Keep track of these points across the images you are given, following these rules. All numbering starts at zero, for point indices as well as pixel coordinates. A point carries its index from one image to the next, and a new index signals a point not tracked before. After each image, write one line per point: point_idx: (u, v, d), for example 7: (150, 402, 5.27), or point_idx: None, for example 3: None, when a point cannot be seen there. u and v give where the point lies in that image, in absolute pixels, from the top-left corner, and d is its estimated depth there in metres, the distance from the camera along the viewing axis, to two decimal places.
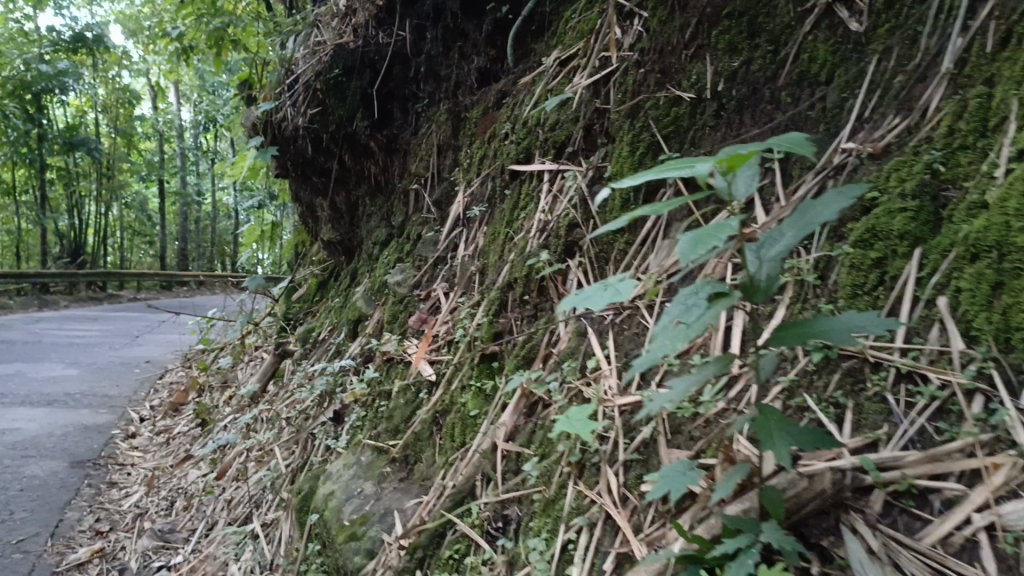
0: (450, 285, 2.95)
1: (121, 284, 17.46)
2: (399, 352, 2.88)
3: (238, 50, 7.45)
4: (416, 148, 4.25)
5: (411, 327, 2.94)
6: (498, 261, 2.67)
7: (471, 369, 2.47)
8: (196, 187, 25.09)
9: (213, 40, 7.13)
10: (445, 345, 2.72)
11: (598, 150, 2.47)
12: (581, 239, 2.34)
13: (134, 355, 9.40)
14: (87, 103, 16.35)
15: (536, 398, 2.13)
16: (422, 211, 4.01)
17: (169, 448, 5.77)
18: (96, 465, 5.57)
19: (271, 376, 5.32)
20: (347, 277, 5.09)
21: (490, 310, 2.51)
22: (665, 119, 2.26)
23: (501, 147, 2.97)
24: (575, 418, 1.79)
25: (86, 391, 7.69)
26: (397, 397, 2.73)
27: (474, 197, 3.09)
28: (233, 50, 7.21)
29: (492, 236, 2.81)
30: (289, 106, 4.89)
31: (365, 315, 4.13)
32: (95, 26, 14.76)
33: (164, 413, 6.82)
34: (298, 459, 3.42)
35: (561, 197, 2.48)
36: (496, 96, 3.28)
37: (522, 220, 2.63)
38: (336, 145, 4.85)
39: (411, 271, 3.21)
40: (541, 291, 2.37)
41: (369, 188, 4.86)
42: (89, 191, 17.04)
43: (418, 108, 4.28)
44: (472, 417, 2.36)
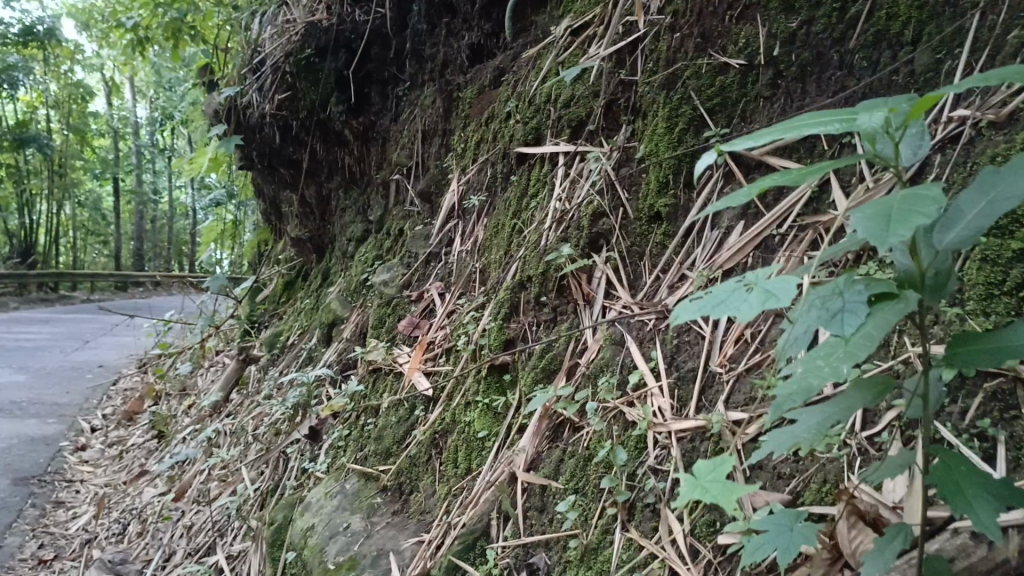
0: (446, 285, 2.59)
1: (74, 285, 16.73)
2: (388, 361, 2.52)
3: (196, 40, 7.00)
4: (397, 135, 3.88)
5: (401, 333, 2.58)
6: (505, 258, 2.32)
7: (477, 383, 2.13)
8: (151, 186, 24.32)
9: (169, 30, 6.68)
10: (442, 352, 2.36)
11: (623, 127, 2.15)
12: (609, 231, 2.00)
13: (86, 360, 8.88)
14: (37, 98, 15.60)
15: (563, 419, 1.79)
16: (407, 203, 3.66)
17: (122, 462, 5.31)
18: (41, 482, 5.09)
19: (234, 384, 4.91)
20: (318, 277, 4.70)
21: (499, 313, 2.16)
22: (709, 90, 1.93)
23: (504, 129, 2.64)
24: (707, 479, 1.13)
25: (33, 398, 7.17)
26: (386, 413, 2.37)
27: (471, 186, 2.75)
28: (193, 38, 6.78)
29: (496, 229, 2.47)
30: (254, 91, 4.51)
31: (341, 318, 3.76)
32: (47, 18, 14.07)
33: (117, 424, 6.35)
34: (269, 482, 3.03)
35: (580, 182, 2.15)
36: (494, 73, 2.93)
37: (533, 210, 2.30)
38: (307, 133, 4.46)
39: (399, 270, 2.84)
40: (560, 291, 2.03)
41: (343, 180, 4.47)
42: (40, 189, 16.30)
43: (399, 91, 3.92)
44: (479, 439, 2.02)
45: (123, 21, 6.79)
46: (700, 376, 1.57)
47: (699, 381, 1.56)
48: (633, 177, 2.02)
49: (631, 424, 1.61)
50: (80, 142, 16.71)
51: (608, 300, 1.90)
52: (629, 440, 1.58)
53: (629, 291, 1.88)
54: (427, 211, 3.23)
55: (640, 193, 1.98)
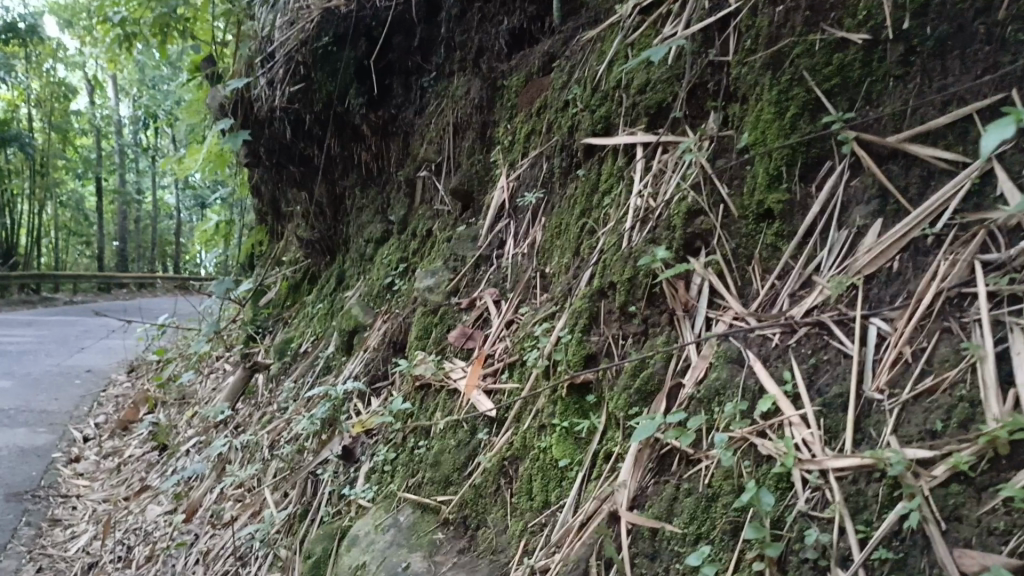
0: (500, 291, 2.36)
1: (56, 286, 16.28)
2: (438, 377, 2.28)
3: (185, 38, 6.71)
4: (422, 129, 3.69)
5: (451, 346, 2.34)
6: (575, 262, 2.09)
7: (553, 404, 1.89)
8: (135, 186, 23.86)
9: (158, 27, 6.38)
10: (504, 367, 2.13)
11: (712, 113, 1.92)
12: (708, 231, 1.76)
13: (75, 365, 8.54)
14: (19, 96, 15.16)
15: (671, 449, 1.55)
16: (436, 204, 3.47)
17: (121, 476, 5.02)
18: (36, 498, 4.79)
19: (240, 393, 4.64)
20: (331, 279, 4.45)
21: (574, 325, 1.93)
22: (825, 68, 1.68)
23: (562, 119, 2.42)
24: None
25: (22, 406, 6.84)
26: (443, 435, 2.13)
27: (523, 182, 2.53)
28: (183, 32, 6.49)
29: (561, 230, 2.24)
30: (263, 84, 4.29)
31: (364, 325, 3.52)
32: (30, 16, 13.69)
33: (112, 433, 6.05)
34: (297, 506, 2.77)
35: (667, 175, 1.91)
36: (543, 59, 2.68)
37: (606, 208, 2.06)
38: (320, 127, 4.23)
39: (441, 273, 2.58)
40: (652, 300, 1.79)
41: (360, 177, 4.25)
42: (21, 189, 15.83)
43: (423, 82, 3.75)
44: (560, 469, 1.80)
45: (109, 16, 6.47)
46: (853, 405, 1.33)
47: (852, 411, 1.32)
48: (734, 170, 1.78)
49: (765, 459, 1.37)
50: (63, 141, 16.26)
51: (713, 310, 1.67)
52: (766, 478, 1.34)
53: (739, 301, 1.64)
54: (463, 210, 3.00)
55: (744, 186, 1.74)
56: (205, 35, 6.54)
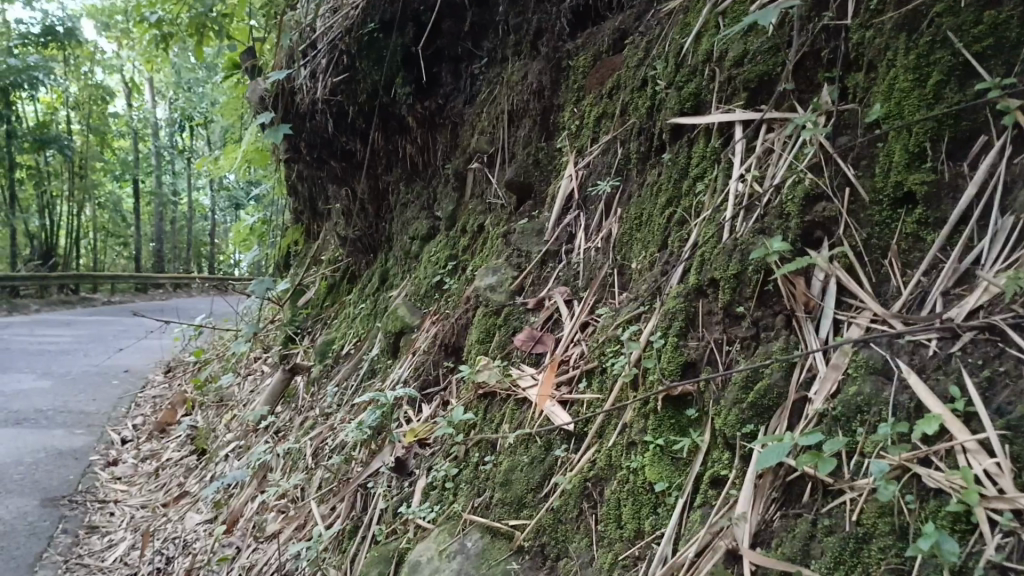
0: (573, 290, 2.12)
1: (95, 287, 16.32)
2: (505, 385, 2.05)
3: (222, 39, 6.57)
4: (473, 118, 3.47)
5: (518, 350, 2.10)
6: (664, 257, 1.84)
7: (644, 418, 1.65)
8: (171, 187, 23.97)
9: (194, 26, 6.23)
10: (581, 375, 1.89)
11: (826, 85, 1.67)
12: (832, 219, 1.51)
13: (113, 365, 8.44)
14: (58, 99, 15.18)
15: (801, 476, 1.31)
16: (489, 198, 3.25)
17: (158, 481, 4.86)
18: (72, 504, 4.63)
19: (281, 397, 4.46)
20: (373, 279, 4.23)
21: (666, 328, 1.68)
22: (974, 28, 1.42)
23: (638, 100, 2.18)
24: None
25: (60, 407, 6.73)
26: (513, 450, 1.90)
27: (594, 170, 2.29)
28: (220, 30, 6.34)
29: (644, 222, 1.99)
30: (305, 77, 4.09)
31: (412, 326, 3.30)
32: (68, 18, 13.72)
33: (149, 435, 5.91)
34: (346, 522, 2.56)
35: (777, 156, 1.67)
36: (613, 36, 2.44)
37: (698, 195, 1.82)
38: (364, 120, 4.03)
39: (504, 271, 2.35)
40: (764, 299, 1.54)
41: (404, 171, 4.06)
42: (61, 190, 15.88)
43: (475, 69, 3.54)
44: (655, 494, 1.56)
45: (146, 16, 6.34)
46: None
47: None
48: (860, 148, 1.53)
49: (933, 494, 1.15)
50: (100, 144, 16.28)
51: (843, 312, 1.42)
52: (937, 517, 1.12)
53: (876, 300, 1.40)
54: (520, 204, 2.75)
55: (875, 167, 1.49)
56: (242, 33, 6.39)
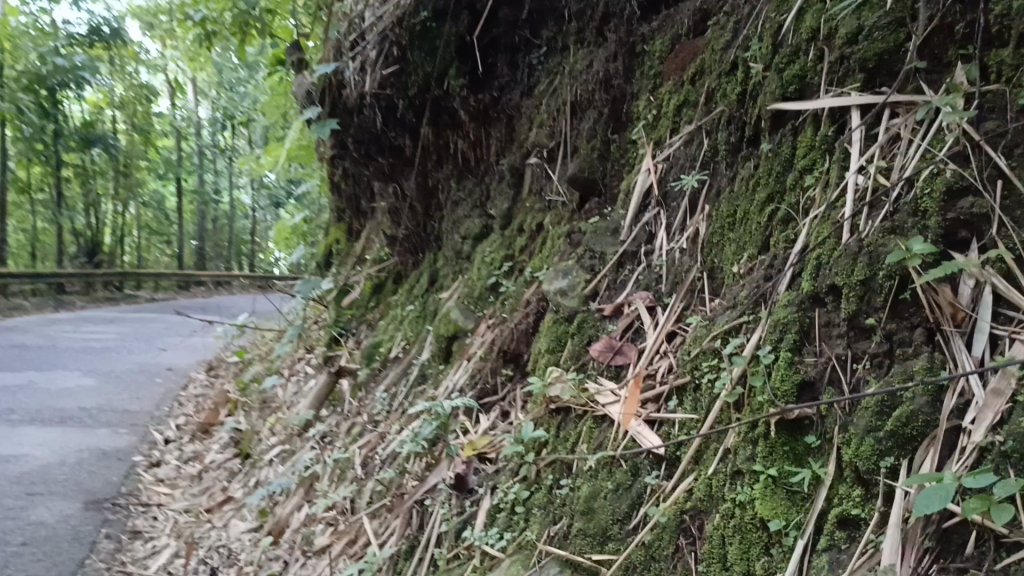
0: (655, 296, 1.92)
1: (138, 284, 16.42)
2: (581, 401, 1.86)
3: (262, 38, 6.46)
4: (532, 110, 3.28)
5: (595, 362, 1.91)
6: (766, 260, 1.64)
7: (751, 444, 1.45)
8: (212, 185, 24.12)
9: (236, 25, 6.12)
10: (671, 393, 1.69)
11: (961, 64, 1.45)
12: (982, 217, 1.30)
13: (155, 363, 8.40)
14: (104, 98, 15.26)
15: (964, 523, 1.12)
16: (549, 194, 3.05)
17: (202, 485, 4.74)
18: (115, 507, 4.51)
19: (326, 401, 4.31)
20: (421, 279, 4.07)
21: (777, 343, 1.47)
22: None
23: (727, 86, 1.98)
24: None
25: (103, 406, 6.67)
26: (594, 475, 1.71)
27: (675, 164, 2.08)
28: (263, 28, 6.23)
29: (739, 221, 1.78)
30: (353, 70, 3.93)
31: (465, 331, 3.12)
32: (113, 19, 13.75)
33: (192, 437, 5.81)
34: (403, 541, 2.38)
35: (906, 144, 1.46)
36: (694, 18, 2.24)
37: (806, 189, 1.61)
38: (414, 114, 3.86)
39: (575, 272, 2.14)
40: (897, 310, 1.33)
41: (455, 167, 3.88)
42: (106, 189, 15.96)
43: (532, 59, 3.38)
44: (768, 533, 1.36)
45: (188, 14, 6.23)
46: None
47: None
48: (1014, 135, 1.30)
49: None
50: (144, 142, 16.36)
51: (1002, 326, 1.22)
52: None
53: None
54: (585, 202, 2.54)
55: None
56: (284, 31, 6.26)
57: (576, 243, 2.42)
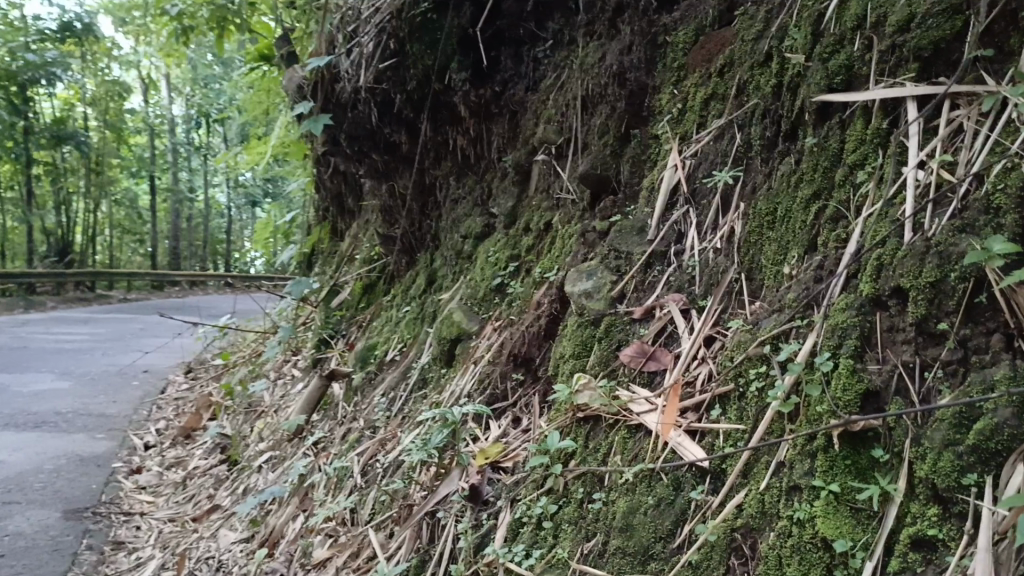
0: (689, 298, 1.83)
1: (112, 284, 16.09)
2: (612, 409, 1.77)
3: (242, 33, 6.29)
4: (537, 105, 3.19)
5: (627, 369, 1.82)
6: (814, 260, 1.56)
7: (809, 458, 1.36)
8: (187, 184, 23.78)
9: (215, 20, 5.94)
10: (713, 401, 1.60)
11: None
12: None
13: (132, 365, 8.20)
14: (75, 95, 14.90)
15: None
16: (557, 192, 2.96)
17: (187, 492, 4.58)
18: (96, 517, 4.34)
19: (317, 405, 4.18)
20: (417, 280, 3.95)
21: (835, 349, 1.38)
22: None
23: (761, 78, 1.90)
24: None
25: (80, 409, 6.47)
26: (631, 489, 1.61)
27: (704, 160, 2.00)
28: (243, 23, 6.05)
29: (780, 218, 1.70)
30: (348, 64, 3.85)
31: (469, 333, 3.02)
32: (85, 15, 13.46)
33: (174, 441, 5.64)
34: (411, 555, 2.27)
35: (972, 137, 1.37)
36: (719, 8, 2.17)
37: (857, 186, 1.53)
38: (413, 109, 3.77)
39: (601, 273, 2.06)
40: (972, 314, 1.24)
41: (454, 164, 3.79)
42: (77, 187, 15.63)
43: (537, 53, 3.29)
44: (833, 555, 1.26)
45: (166, 9, 6.05)
46: None
47: None
48: None
49: None
50: (117, 140, 16.02)
51: None
52: None
53: None
54: (595, 201, 2.45)
55: None
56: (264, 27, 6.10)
57: (590, 243, 2.31)
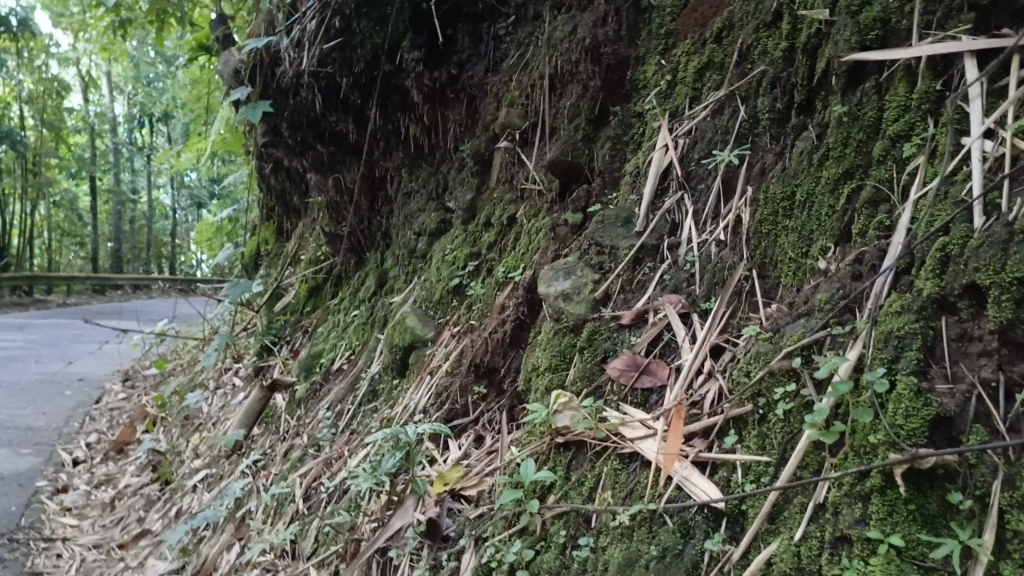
0: (688, 300, 1.55)
1: (49, 289, 15.32)
2: (600, 433, 1.47)
3: (184, 28, 5.82)
4: (498, 88, 2.89)
5: (616, 385, 1.52)
6: (849, 254, 1.28)
7: (861, 502, 1.07)
8: (129, 184, 22.90)
9: (153, 14, 5.44)
10: (726, 425, 1.31)
11: None
12: None
13: (64, 374, 7.67)
14: (10, 92, 14.12)
15: None
16: (521, 183, 2.66)
17: (115, 514, 4.16)
18: (12, 544, 3.89)
19: (257, 418, 3.76)
20: (366, 281, 3.61)
21: (890, 363, 1.10)
22: None
23: (768, 41, 1.62)
24: None
25: (3, 422, 5.96)
26: (627, 535, 1.31)
27: (700, 140, 1.73)
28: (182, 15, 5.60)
29: (800, 204, 1.42)
30: (288, 45, 3.49)
31: (424, 340, 2.69)
32: (20, 9, 12.60)
33: (104, 457, 5.19)
34: None
35: None
36: None
37: (904, 163, 1.26)
38: (361, 93, 3.44)
39: (581, 273, 1.77)
40: None
41: (406, 155, 3.47)
42: (13, 188, 14.80)
43: (498, 30, 2.98)
44: None
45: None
46: None
47: None
48: None
49: None
50: (56, 139, 15.25)
51: None
52: None
53: None
54: (565, 191, 2.15)
55: None
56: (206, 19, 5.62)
57: (562, 239, 2.01)
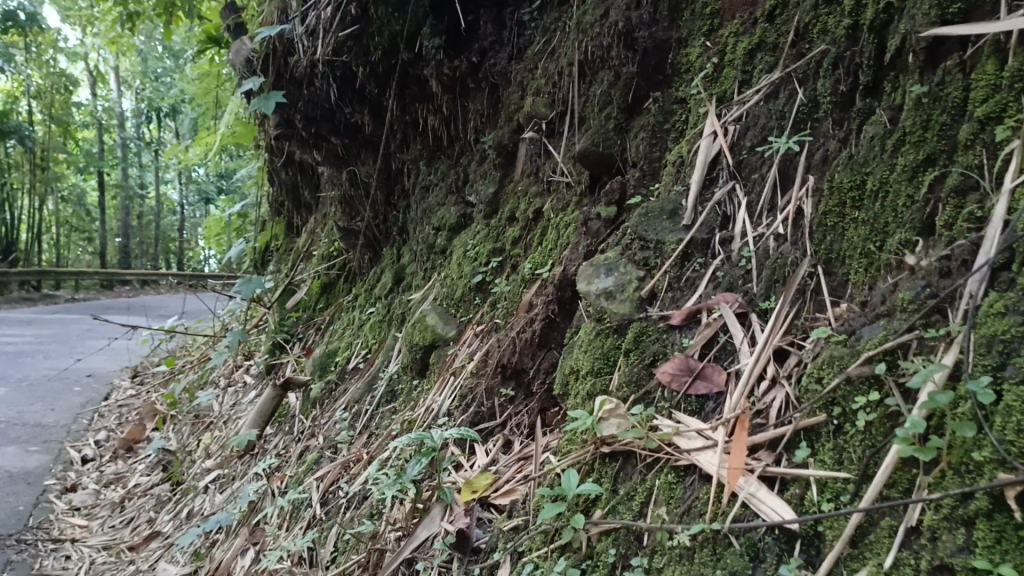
0: (745, 299, 1.43)
1: (58, 285, 15.21)
2: (651, 443, 1.35)
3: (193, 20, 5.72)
4: (523, 75, 2.77)
5: (668, 390, 1.41)
6: (933, 250, 1.17)
7: (963, 527, 0.95)
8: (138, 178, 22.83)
9: (163, 6, 5.34)
10: (796, 436, 1.20)
11: None
12: None
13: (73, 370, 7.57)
14: (18, 88, 14.00)
15: None
16: (548, 175, 2.55)
17: (125, 516, 4.05)
18: (21, 545, 3.77)
19: (270, 417, 3.63)
20: (382, 277, 3.50)
21: (995, 372, 0.99)
22: None
23: (829, 19, 1.50)
24: None
25: (11, 419, 5.84)
26: (686, 556, 1.19)
27: (752, 126, 1.61)
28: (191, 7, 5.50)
29: (871, 194, 1.31)
30: (302, 33, 3.38)
31: (446, 338, 2.58)
32: (29, 3, 12.48)
33: (113, 455, 5.08)
34: None
35: None
36: None
37: (996, 148, 1.13)
38: (377, 83, 3.33)
39: (623, 269, 1.66)
40: None
41: (425, 147, 3.36)
42: (22, 184, 14.69)
43: (522, 16, 2.87)
44: None
45: None
46: None
47: None
48: None
49: None
50: (65, 135, 15.14)
51: None
52: None
53: None
54: (599, 182, 2.03)
55: None
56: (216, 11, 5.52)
57: (596, 233, 1.90)
